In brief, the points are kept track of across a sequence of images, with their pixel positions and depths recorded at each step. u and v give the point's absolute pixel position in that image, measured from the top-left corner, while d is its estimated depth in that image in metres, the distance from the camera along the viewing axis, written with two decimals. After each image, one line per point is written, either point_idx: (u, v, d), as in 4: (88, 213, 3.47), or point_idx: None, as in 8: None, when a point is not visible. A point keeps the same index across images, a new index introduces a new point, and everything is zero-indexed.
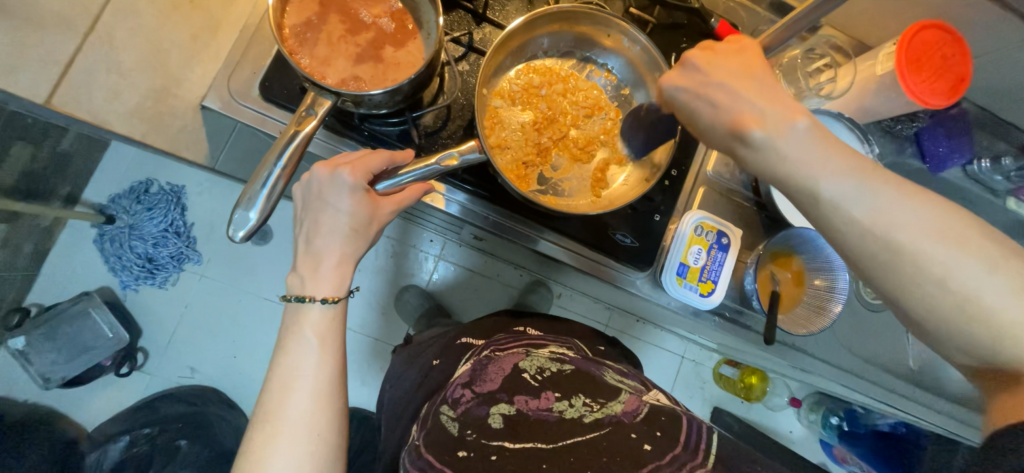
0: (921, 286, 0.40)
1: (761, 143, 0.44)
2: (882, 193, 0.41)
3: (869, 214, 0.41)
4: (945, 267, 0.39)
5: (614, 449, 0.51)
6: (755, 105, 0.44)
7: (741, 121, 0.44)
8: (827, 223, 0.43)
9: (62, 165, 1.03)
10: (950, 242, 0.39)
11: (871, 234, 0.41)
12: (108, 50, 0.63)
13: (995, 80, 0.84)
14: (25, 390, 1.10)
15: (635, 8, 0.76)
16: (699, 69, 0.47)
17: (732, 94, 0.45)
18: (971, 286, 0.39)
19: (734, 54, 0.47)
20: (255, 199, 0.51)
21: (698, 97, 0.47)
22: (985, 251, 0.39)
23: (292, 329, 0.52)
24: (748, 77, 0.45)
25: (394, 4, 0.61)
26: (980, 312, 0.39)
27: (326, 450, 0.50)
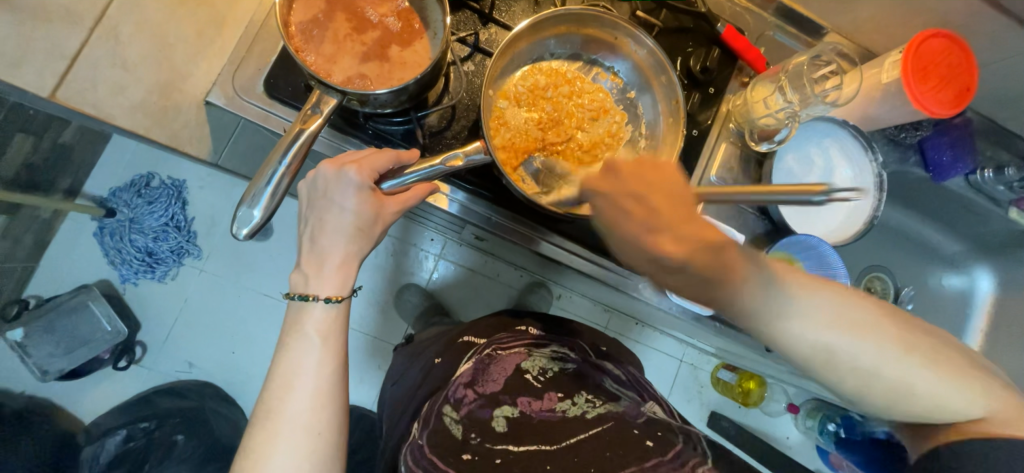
0: (864, 379, 0.44)
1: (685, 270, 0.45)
2: (813, 297, 0.45)
3: (806, 322, 0.44)
4: (871, 359, 0.43)
5: (616, 441, 0.53)
6: (669, 231, 0.45)
7: (661, 244, 0.45)
8: (768, 332, 0.46)
9: (61, 157, 1.02)
10: (872, 334, 0.44)
11: (808, 340, 0.44)
12: (112, 45, 0.61)
13: (1000, 89, 0.85)
14: (22, 382, 1.10)
15: (642, 11, 0.75)
16: (618, 173, 0.48)
17: (654, 208, 0.46)
18: (893, 373, 0.43)
19: (643, 168, 0.47)
20: (259, 196, 0.51)
21: (620, 202, 0.47)
22: (901, 337, 0.44)
23: (294, 326, 0.52)
24: (659, 192, 0.46)
25: (400, 3, 0.60)
26: (909, 392, 0.43)
27: (329, 447, 0.50)
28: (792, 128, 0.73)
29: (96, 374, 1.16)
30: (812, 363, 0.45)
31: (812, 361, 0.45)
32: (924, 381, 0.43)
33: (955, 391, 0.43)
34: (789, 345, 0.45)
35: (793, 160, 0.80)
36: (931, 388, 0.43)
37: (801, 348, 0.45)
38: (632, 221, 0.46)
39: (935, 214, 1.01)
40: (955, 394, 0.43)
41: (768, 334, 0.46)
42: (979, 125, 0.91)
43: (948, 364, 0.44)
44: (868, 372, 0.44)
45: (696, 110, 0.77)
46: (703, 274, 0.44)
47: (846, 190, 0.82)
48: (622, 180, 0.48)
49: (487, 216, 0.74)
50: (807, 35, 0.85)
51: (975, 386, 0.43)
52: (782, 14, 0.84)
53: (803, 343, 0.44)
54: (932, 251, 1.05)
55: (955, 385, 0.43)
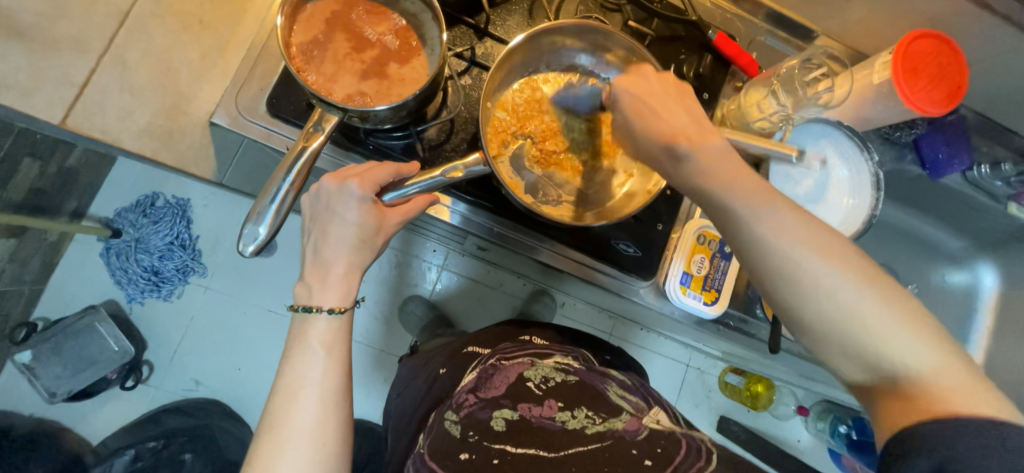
0: (818, 304, 0.43)
1: (689, 157, 0.50)
2: (786, 214, 0.46)
3: (773, 230, 0.45)
4: (832, 285, 0.43)
5: (615, 461, 0.52)
6: (683, 119, 0.52)
7: (671, 136, 0.51)
8: (737, 235, 0.47)
9: (68, 181, 1.04)
10: (840, 264, 0.44)
11: (772, 251, 0.45)
12: (121, 72, 0.64)
13: (992, 85, 0.86)
14: (31, 404, 1.11)
15: (634, 21, 0.77)
16: (637, 83, 0.54)
17: (671, 109, 0.53)
18: (851, 305, 0.42)
19: (668, 83, 0.55)
20: (264, 213, 0.52)
21: (642, 105, 0.54)
22: (870, 282, 0.43)
23: (299, 338, 0.53)
24: (681, 101, 0.54)
25: (398, 22, 0.62)
26: (864, 332, 0.42)
27: (334, 457, 0.50)
28: (787, 131, 0.74)
29: (103, 394, 1.16)
30: (769, 274, 0.45)
31: (769, 271, 0.45)
32: (880, 322, 0.42)
33: (913, 343, 0.42)
34: (749, 250, 0.46)
35: (790, 162, 0.82)
36: (886, 333, 0.42)
37: (762, 254, 0.45)
38: (646, 121, 0.53)
39: (935, 211, 1.01)
40: (911, 347, 0.41)
41: (733, 233, 0.48)
42: (973, 122, 0.92)
43: (913, 319, 0.42)
44: (824, 299, 0.43)
45: None
46: (706, 168, 0.49)
47: (842, 190, 0.82)
48: (647, 83, 0.55)
49: (489, 226, 0.75)
50: (797, 39, 0.86)
51: (938, 348, 0.42)
52: (772, 19, 0.85)
53: (766, 251, 0.45)
54: (935, 248, 1.05)
55: (916, 340, 0.42)
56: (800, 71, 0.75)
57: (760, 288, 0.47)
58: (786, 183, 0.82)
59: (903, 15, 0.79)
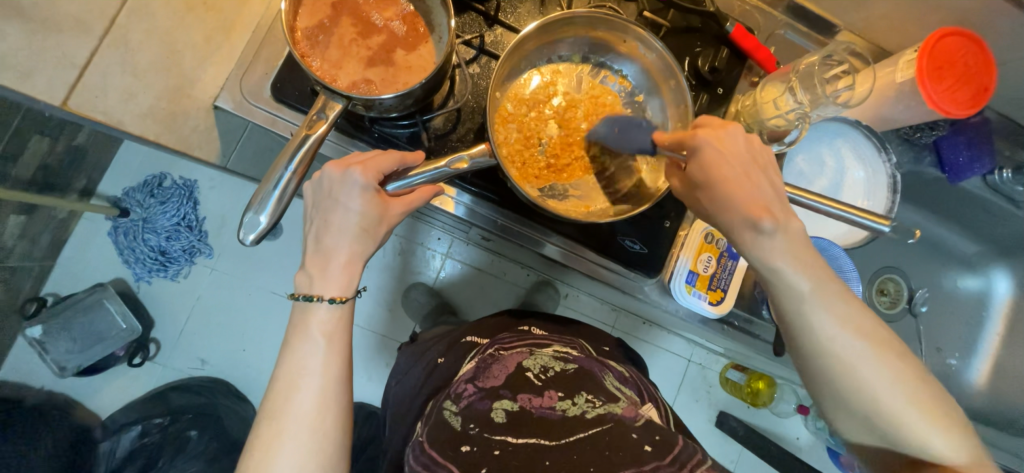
0: (862, 392, 0.47)
1: (770, 233, 0.49)
2: (846, 301, 0.49)
3: (831, 318, 0.48)
4: (873, 377, 0.47)
5: (615, 444, 0.53)
6: (765, 191, 0.51)
7: (755, 210, 0.50)
8: (794, 314, 0.50)
9: (77, 158, 1.05)
10: (884, 356, 0.47)
11: (826, 337, 0.48)
12: (122, 52, 0.64)
13: (1017, 88, 0.84)
14: (41, 378, 1.13)
15: (649, 11, 0.74)
16: (734, 139, 0.53)
17: (752, 177, 0.51)
18: (887, 396, 0.46)
19: (754, 147, 0.53)
20: (266, 201, 0.51)
21: (723, 163, 0.52)
22: (909, 376, 0.47)
23: (300, 326, 0.52)
24: (760, 167, 0.52)
25: (405, 7, 0.60)
26: (899, 420, 0.46)
27: (333, 441, 0.50)
28: (803, 130, 0.72)
29: (112, 370, 1.18)
30: (816, 358, 0.49)
31: (819, 355, 0.49)
32: (913, 415, 0.46)
33: (943, 438, 0.46)
34: (802, 332, 0.49)
35: (803, 161, 0.80)
36: (916, 424, 0.46)
37: (816, 337, 0.48)
38: (732, 183, 0.51)
39: (951, 216, 0.99)
40: (937, 439, 0.45)
41: (791, 312, 0.50)
42: (997, 124, 0.89)
43: (944, 415, 0.46)
44: (863, 387, 0.47)
45: (705, 110, 0.76)
46: (786, 244, 0.49)
47: (858, 192, 0.80)
48: (733, 145, 0.53)
49: (493, 218, 0.75)
50: (818, 33, 0.83)
51: (963, 441, 0.46)
52: (793, 12, 0.82)
53: (819, 338, 0.48)
54: (948, 253, 1.04)
55: (944, 435, 0.46)
56: (819, 67, 0.71)
57: (803, 368, 0.51)
58: (801, 182, 0.80)
59: (930, 11, 0.75)
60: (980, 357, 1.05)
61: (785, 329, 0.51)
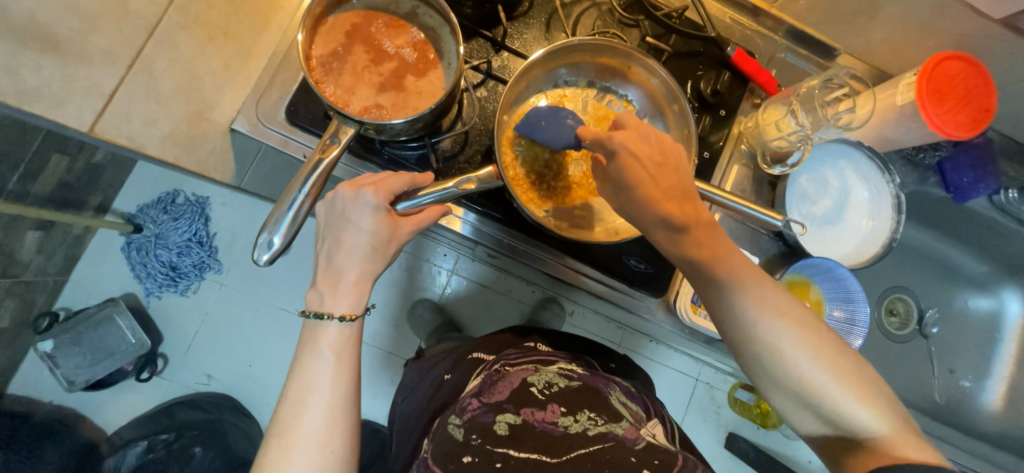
0: (786, 373, 0.49)
1: (684, 230, 0.53)
2: (763, 287, 0.51)
3: (752, 303, 0.50)
4: (796, 355, 0.48)
5: (614, 463, 0.52)
6: (676, 187, 0.54)
7: (665, 210, 0.52)
8: (718, 300, 0.52)
9: (94, 176, 1.08)
10: (804, 334, 0.49)
11: (746, 321, 0.50)
12: (148, 79, 0.65)
13: (1020, 109, 0.84)
14: (50, 392, 1.14)
15: (652, 36, 0.76)
16: (644, 139, 0.55)
17: (665, 174, 0.54)
18: (812, 373, 0.48)
19: (664, 144, 0.56)
20: (281, 221, 0.53)
21: (638, 167, 0.53)
22: (831, 353, 0.48)
23: (311, 342, 0.53)
24: (668, 164, 0.54)
25: (416, 35, 0.63)
26: (825, 396, 0.47)
27: (340, 460, 0.50)
28: (805, 151, 0.73)
29: (119, 385, 1.19)
30: (742, 343, 0.51)
31: (744, 338, 0.51)
32: (837, 390, 0.47)
33: (871, 414, 0.46)
34: (728, 318, 0.52)
35: (808, 181, 0.81)
36: (841, 399, 0.47)
37: (738, 322, 0.51)
38: (648, 184, 0.53)
39: (959, 236, 0.99)
40: (863, 412, 0.46)
41: (717, 300, 0.52)
42: (1000, 144, 0.89)
43: (868, 388, 0.47)
44: (789, 367, 0.48)
45: (708, 132, 0.77)
46: (699, 238, 0.53)
47: (862, 211, 0.82)
48: (645, 144, 0.55)
49: (499, 237, 0.76)
50: (819, 56, 0.85)
51: (888, 415, 0.46)
52: (793, 36, 0.84)
53: (742, 322, 0.51)
54: (958, 273, 1.03)
55: (869, 408, 0.46)
56: (820, 90, 0.73)
57: (735, 353, 0.53)
58: (804, 203, 0.81)
59: (929, 35, 0.77)
60: (995, 378, 1.03)
61: (715, 316, 0.54)
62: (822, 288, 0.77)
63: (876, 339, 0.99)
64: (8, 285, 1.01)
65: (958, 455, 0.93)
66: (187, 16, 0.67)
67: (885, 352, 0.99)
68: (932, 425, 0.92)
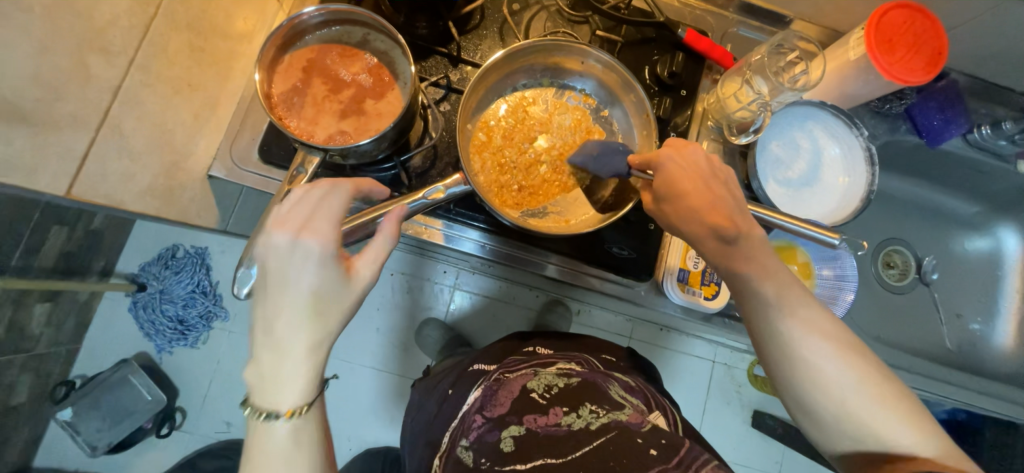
0: (827, 393, 0.48)
1: (735, 239, 0.53)
2: (808, 305, 0.51)
3: (794, 322, 0.50)
4: (837, 378, 0.48)
5: (619, 452, 0.53)
6: (726, 202, 0.55)
7: (715, 219, 0.54)
8: (762, 317, 0.51)
9: (95, 241, 1.10)
10: (849, 357, 0.48)
11: (786, 337, 0.50)
12: (119, 140, 0.63)
13: (978, 48, 0.85)
14: (77, 460, 1.17)
15: (602, 29, 0.78)
16: (692, 156, 0.58)
17: (713, 190, 0.56)
18: (852, 396, 0.47)
19: (714, 165, 0.58)
20: (256, 254, 0.54)
21: (684, 179, 0.57)
22: (873, 377, 0.48)
23: (279, 292, 0.45)
24: (714, 183, 0.56)
25: (370, 61, 0.65)
26: (866, 420, 0.47)
27: (306, 461, 0.45)
28: (766, 117, 0.72)
29: (142, 443, 1.21)
30: (781, 361, 0.50)
31: (785, 357, 0.50)
32: (878, 414, 0.47)
33: (912, 435, 0.46)
34: (767, 337, 0.51)
35: (778, 146, 0.82)
36: (881, 421, 0.46)
37: (780, 339, 0.50)
38: (692, 195, 0.56)
39: (943, 180, 0.99)
40: (904, 434, 0.46)
41: (755, 317, 0.52)
42: (965, 84, 0.90)
43: (908, 410, 0.47)
44: (827, 386, 0.48)
45: (671, 113, 0.78)
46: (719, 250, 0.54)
47: (836, 169, 0.82)
48: (695, 163, 0.58)
49: (494, 249, 0.77)
50: (771, 25, 0.86)
51: (929, 438, 0.46)
52: (743, 9, 0.86)
53: (781, 337, 0.50)
54: (949, 217, 1.04)
55: (909, 427, 0.46)
56: (771, 58, 0.74)
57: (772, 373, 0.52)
58: (778, 169, 0.81)
59: None
60: (1005, 318, 1.02)
61: (753, 333, 0.53)
62: (805, 249, 0.78)
63: (878, 295, 0.98)
64: (23, 360, 1.04)
65: (981, 401, 0.92)
66: (149, 73, 0.64)
67: (891, 306, 0.99)
68: (950, 375, 0.91)
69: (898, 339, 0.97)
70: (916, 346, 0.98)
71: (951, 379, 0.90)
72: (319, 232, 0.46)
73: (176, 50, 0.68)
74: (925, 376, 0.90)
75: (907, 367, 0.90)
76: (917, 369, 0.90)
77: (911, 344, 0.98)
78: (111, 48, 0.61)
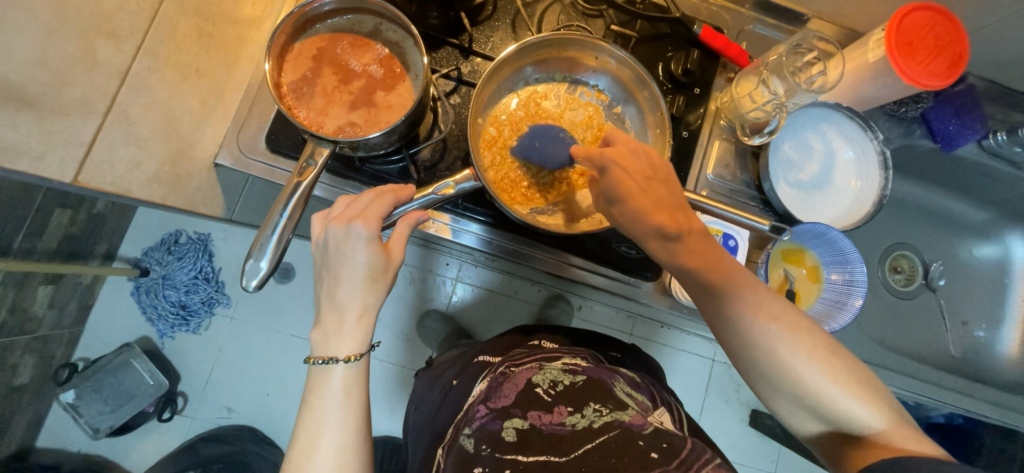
0: (784, 374, 0.48)
1: (678, 239, 0.53)
2: (755, 290, 0.51)
3: (743, 306, 0.50)
4: (792, 359, 0.47)
5: (621, 451, 0.53)
6: (667, 201, 0.54)
7: (659, 222, 0.53)
8: (713, 304, 0.52)
9: (97, 226, 1.09)
10: (801, 336, 0.48)
11: (737, 322, 0.50)
12: (126, 126, 0.62)
13: (998, 52, 0.84)
14: (78, 441, 1.18)
15: (617, 24, 0.77)
16: (631, 154, 0.56)
17: (655, 189, 0.55)
18: (810, 377, 0.47)
19: (653, 159, 0.57)
20: (265, 246, 0.54)
21: (628, 179, 0.55)
22: (828, 355, 0.47)
23: (338, 264, 0.51)
24: (654, 181, 0.55)
25: (381, 51, 0.64)
26: (826, 400, 0.46)
27: (354, 415, 0.51)
28: (781, 119, 0.72)
29: (144, 427, 1.21)
30: (737, 346, 0.51)
31: (739, 342, 0.50)
32: (837, 391, 0.46)
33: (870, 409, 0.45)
34: (722, 324, 0.52)
35: (791, 148, 0.81)
36: (837, 398, 0.46)
37: (731, 325, 0.51)
38: (638, 196, 0.54)
39: (954, 185, 0.98)
40: (862, 410, 0.45)
41: (711, 306, 0.52)
42: (982, 89, 0.89)
43: (865, 385, 0.46)
44: (783, 367, 0.48)
45: (684, 111, 0.77)
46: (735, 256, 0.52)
47: (849, 172, 0.81)
48: (635, 159, 0.56)
49: (499, 244, 0.76)
50: (788, 24, 0.85)
51: (886, 411, 0.45)
52: (760, 6, 0.84)
53: (732, 323, 0.51)
54: (958, 223, 1.02)
55: (867, 403, 0.46)
56: (789, 57, 0.73)
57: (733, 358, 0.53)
58: (791, 170, 0.80)
59: None
60: (1010, 326, 1.01)
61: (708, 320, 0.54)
62: (816, 252, 0.78)
63: (883, 299, 0.98)
64: (26, 342, 1.04)
65: (982, 408, 0.91)
66: (156, 59, 0.63)
67: (897, 311, 0.98)
68: (952, 381, 0.91)
69: (902, 344, 0.97)
70: (920, 352, 0.98)
71: (952, 385, 0.90)
72: (370, 219, 0.52)
73: (184, 35, 0.67)
74: (926, 380, 0.90)
75: (910, 372, 0.89)
76: (919, 374, 0.89)
77: (916, 350, 0.97)
78: (119, 33, 0.60)
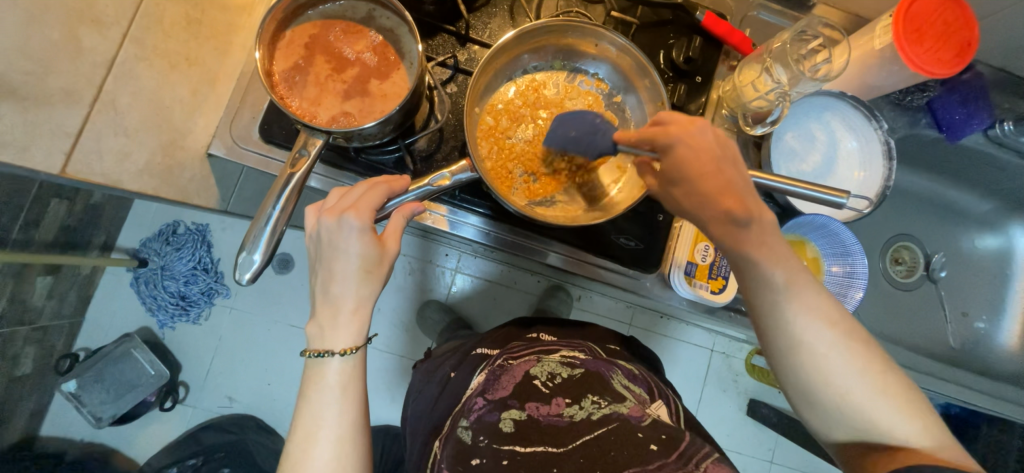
0: (832, 386, 0.46)
1: (747, 224, 0.49)
2: (811, 292, 0.48)
3: (803, 312, 0.47)
4: (843, 370, 0.46)
5: (619, 444, 0.53)
6: (737, 184, 0.50)
7: (728, 204, 0.49)
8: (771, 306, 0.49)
9: (94, 217, 1.09)
10: (855, 348, 0.47)
11: (793, 328, 0.48)
12: (115, 116, 0.60)
13: (1007, 40, 0.82)
14: (80, 430, 1.19)
15: (617, 10, 0.75)
16: (704, 131, 0.51)
17: (723, 169, 0.51)
18: (856, 390, 0.46)
19: (723, 139, 0.52)
20: (259, 238, 0.53)
21: (695, 160, 0.51)
22: (876, 368, 0.47)
23: (332, 257, 0.51)
24: (722, 163, 0.51)
25: (375, 38, 0.62)
26: (869, 414, 0.46)
27: (351, 408, 0.50)
28: (784, 109, 0.71)
29: (145, 416, 1.22)
30: (781, 345, 0.48)
31: (790, 347, 0.48)
32: (881, 406, 0.46)
33: (909, 424, 0.46)
34: (775, 326, 0.49)
35: (793, 137, 0.79)
36: (879, 411, 0.46)
37: (788, 330, 0.48)
38: (705, 178, 0.50)
39: (958, 175, 0.97)
40: (903, 425, 0.45)
41: (767, 304, 0.49)
42: (991, 77, 0.87)
43: (909, 402, 0.46)
44: (833, 378, 0.46)
45: (684, 100, 0.76)
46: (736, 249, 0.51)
47: (852, 162, 0.80)
48: (704, 138, 0.52)
49: (498, 236, 0.76)
50: (793, 9, 0.83)
51: (925, 427, 0.46)
52: None
53: (789, 329, 0.48)
54: (962, 213, 1.01)
55: (909, 420, 0.46)
56: (794, 44, 0.71)
57: (767, 354, 0.51)
58: (793, 160, 0.79)
59: None
60: (1011, 317, 1.01)
61: (758, 321, 0.50)
62: (816, 244, 0.78)
63: (883, 291, 0.97)
64: (26, 333, 1.04)
65: (980, 399, 0.91)
66: (143, 47, 0.62)
67: (898, 303, 0.98)
68: (951, 372, 0.90)
69: (902, 335, 0.97)
70: (919, 343, 0.97)
71: (951, 376, 0.90)
72: (362, 211, 0.51)
73: (173, 22, 0.65)
74: (924, 372, 0.90)
75: (909, 363, 0.89)
76: (918, 365, 0.89)
77: (916, 342, 0.97)
78: (104, 19, 0.58)
